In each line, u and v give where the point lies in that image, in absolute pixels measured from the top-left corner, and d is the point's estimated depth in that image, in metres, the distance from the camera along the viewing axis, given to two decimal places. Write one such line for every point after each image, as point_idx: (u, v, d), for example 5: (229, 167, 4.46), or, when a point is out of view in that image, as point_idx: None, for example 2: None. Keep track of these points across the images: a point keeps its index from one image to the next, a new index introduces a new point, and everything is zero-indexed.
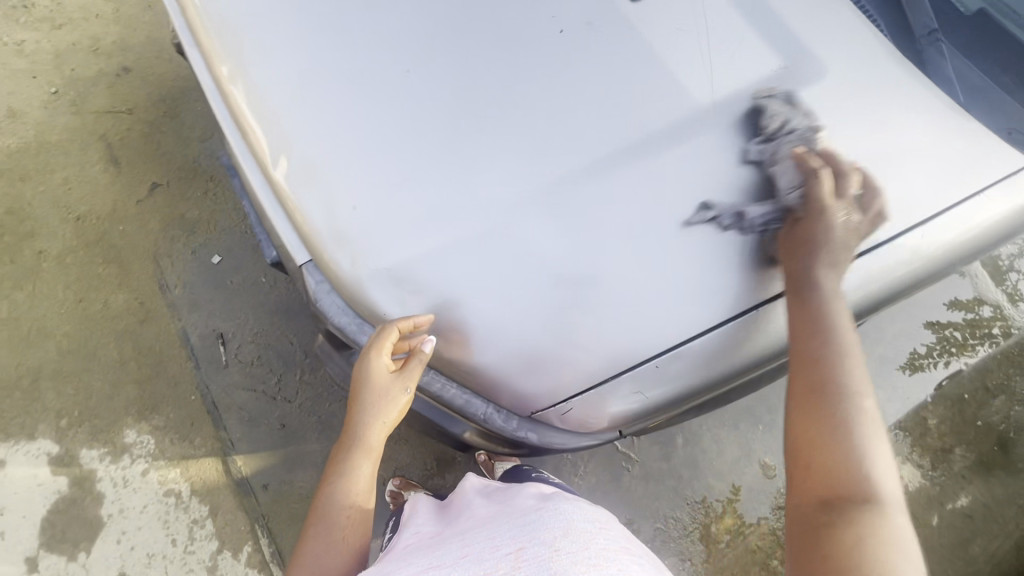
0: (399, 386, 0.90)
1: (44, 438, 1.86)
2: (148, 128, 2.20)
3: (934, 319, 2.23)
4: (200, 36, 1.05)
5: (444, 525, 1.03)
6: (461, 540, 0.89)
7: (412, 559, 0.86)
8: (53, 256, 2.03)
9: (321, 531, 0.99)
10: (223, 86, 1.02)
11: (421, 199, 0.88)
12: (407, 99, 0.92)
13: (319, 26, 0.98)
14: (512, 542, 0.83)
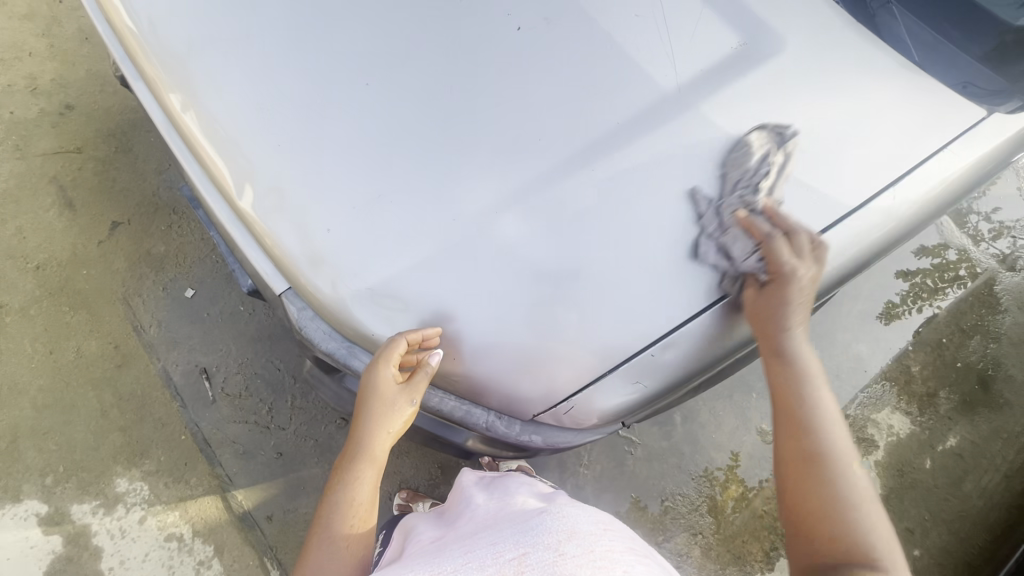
0: (406, 399, 0.87)
1: (31, 498, 1.79)
2: (101, 165, 2.12)
3: (906, 268, 2.29)
4: (145, 68, 1.01)
5: (443, 529, 1.01)
6: (463, 547, 0.87)
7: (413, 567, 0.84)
8: (16, 310, 1.94)
9: (325, 542, 0.97)
10: (176, 117, 0.98)
11: (398, 213, 0.86)
12: (371, 112, 0.89)
13: (269, 45, 0.94)
14: (515, 546, 0.82)
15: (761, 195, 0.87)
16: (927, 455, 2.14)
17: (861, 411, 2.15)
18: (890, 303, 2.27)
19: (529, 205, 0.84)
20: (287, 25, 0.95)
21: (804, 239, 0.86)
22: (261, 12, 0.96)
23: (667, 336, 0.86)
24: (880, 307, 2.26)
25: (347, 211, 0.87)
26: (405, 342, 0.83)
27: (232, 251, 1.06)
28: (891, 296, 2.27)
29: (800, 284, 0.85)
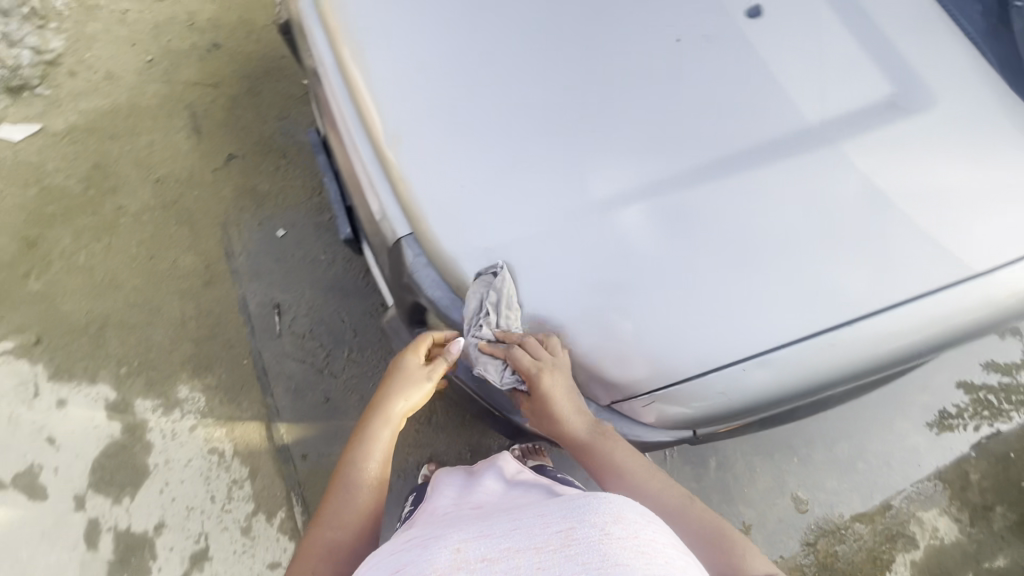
0: (425, 377, 1.09)
1: (104, 383, 1.94)
2: (231, 103, 2.32)
3: (967, 378, 2.17)
4: (326, 16, 1.12)
5: (481, 498, 1.03)
6: (507, 517, 0.86)
7: (464, 526, 0.85)
8: (131, 213, 2.13)
9: (343, 494, 1.03)
10: (344, 61, 1.07)
11: (529, 186, 0.91)
12: (524, 91, 0.96)
13: (443, 17, 1.04)
14: (561, 519, 0.78)
15: (489, 327, 0.92)
16: (970, 570, 2.00)
17: (906, 505, 2.05)
18: (944, 412, 2.15)
19: (656, 204, 0.88)
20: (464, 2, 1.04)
21: (533, 347, 0.89)
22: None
23: (765, 354, 0.87)
24: (932, 414, 2.14)
25: (482, 175, 0.93)
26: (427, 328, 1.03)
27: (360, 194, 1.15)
28: (947, 405, 2.16)
29: (549, 381, 0.89)
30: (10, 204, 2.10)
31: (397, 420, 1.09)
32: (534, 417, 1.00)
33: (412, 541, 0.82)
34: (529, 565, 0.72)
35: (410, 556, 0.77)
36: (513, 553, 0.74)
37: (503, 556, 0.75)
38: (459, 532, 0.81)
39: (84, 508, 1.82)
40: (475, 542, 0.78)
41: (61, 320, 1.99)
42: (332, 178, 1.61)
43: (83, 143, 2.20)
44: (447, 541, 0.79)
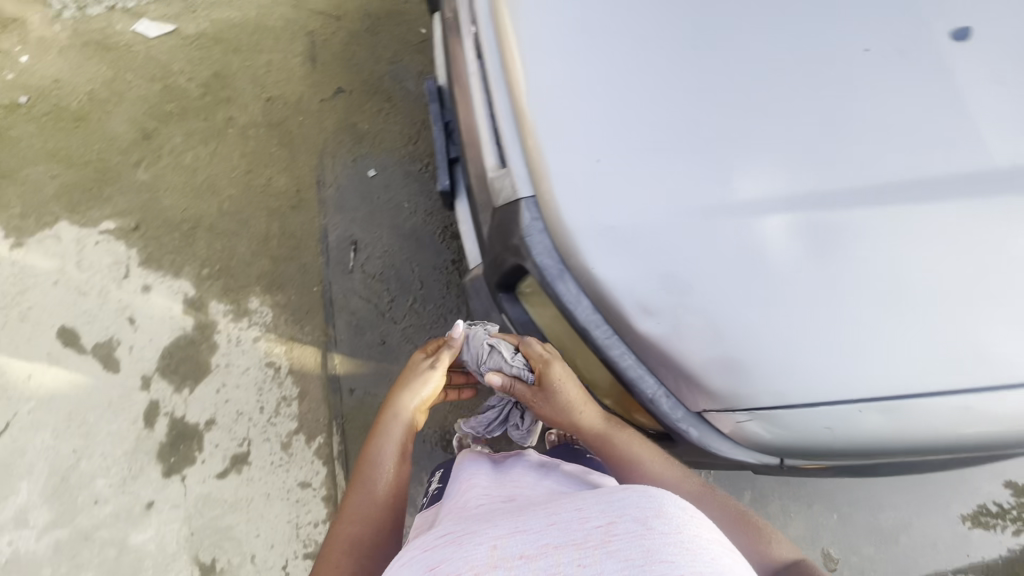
0: (432, 370, 1.21)
1: (185, 280, 2.05)
2: (349, 38, 2.35)
3: (1016, 479, 1.98)
4: None
5: (513, 491, 0.93)
6: (543, 509, 0.74)
7: (497, 521, 0.73)
8: (239, 125, 2.21)
9: (361, 488, 1.08)
10: (500, 10, 1.05)
11: (670, 171, 0.87)
12: (685, 73, 0.91)
13: None
14: (601, 512, 0.66)
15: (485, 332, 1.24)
16: None
17: None
18: (984, 509, 1.97)
19: (803, 217, 0.83)
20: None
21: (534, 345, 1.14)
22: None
23: (890, 400, 0.82)
24: (969, 508, 1.97)
25: (623, 150, 0.90)
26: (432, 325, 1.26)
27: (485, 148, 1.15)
28: (988, 502, 1.98)
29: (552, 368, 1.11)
30: (135, 95, 2.21)
31: (409, 414, 1.16)
32: (552, 414, 1.15)
33: (445, 536, 0.71)
34: (568, 563, 0.60)
35: (443, 554, 0.66)
36: (552, 549, 0.62)
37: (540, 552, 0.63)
38: (492, 529, 0.69)
39: (147, 389, 1.93)
40: (510, 537, 0.66)
41: (160, 213, 2.10)
42: (441, 128, 1.63)
43: (209, 51, 2.29)
44: (484, 537, 0.67)
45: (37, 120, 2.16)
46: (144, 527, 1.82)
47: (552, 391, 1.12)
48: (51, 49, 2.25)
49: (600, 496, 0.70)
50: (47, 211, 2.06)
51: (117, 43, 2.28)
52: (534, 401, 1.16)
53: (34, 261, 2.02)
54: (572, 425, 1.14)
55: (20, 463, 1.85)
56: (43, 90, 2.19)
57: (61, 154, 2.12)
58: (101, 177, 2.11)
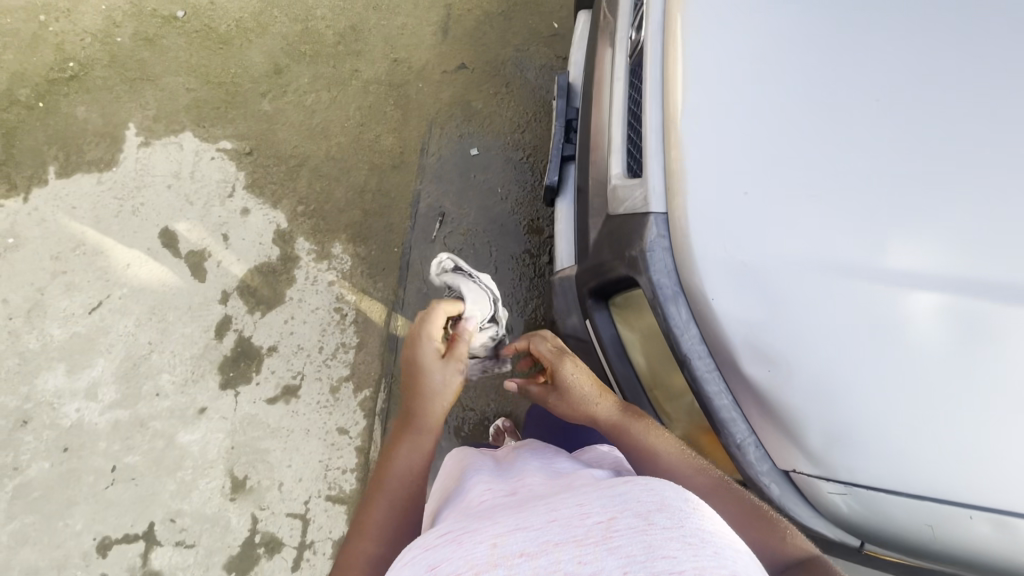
0: (451, 369, 1.13)
1: (281, 212, 2.15)
2: (484, 17, 2.37)
3: None
4: None
5: (515, 474, 0.89)
6: (540, 501, 0.70)
7: (496, 516, 0.67)
8: (362, 79, 2.28)
9: (384, 502, 0.99)
10: (674, 21, 1.03)
11: (820, 221, 0.85)
12: (859, 128, 0.88)
13: (804, 18, 0.96)
14: (600, 507, 0.62)
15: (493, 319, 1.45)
16: None
17: None
18: None
19: (953, 300, 0.80)
20: (834, 12, 0.96)
21: (541, 337, 1.15)
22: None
23: (1006, 515, 0.80)
24: None
25: (775, 191, 0.88)
26: (445, 313, 1.21)
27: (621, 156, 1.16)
28: None
29: (554, 354, 1.11)
30: (277, 31, 2.31)
31: (437, 424, 1.10)
32: (565, 409, 1.07)
33: (442, 535, 0.66)
34: (569, 561, 0.55)
35: (441, 555, 0.60)
36: (551, 547, 0.57)
37: (540, 550, 0.58)
38: (491, 525, 0.63)
39: (224, 304, 2.05)
40: (508, 534, 0.61)
41: (274, 144, 2.21)
42: (561, 124, 1.66)
43: (352, 4, 2.36)
44: (481, 534, 0.63)
45: (187, 36, 2.29)
46: (192, 429, 1.93)
47: (567, 384, 1.06)
48: None
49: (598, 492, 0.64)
50: (176, 119, 2.21)
51: None
52: (548, 396, 1.11)
53: (155, 162, 2.17)
54: (588, 419, 1.05)
55: (102, 340, 1.99)
56: (199, 9, 2.32)
57: (200, 70, 2.26)
58: (230, 100, 2.24)
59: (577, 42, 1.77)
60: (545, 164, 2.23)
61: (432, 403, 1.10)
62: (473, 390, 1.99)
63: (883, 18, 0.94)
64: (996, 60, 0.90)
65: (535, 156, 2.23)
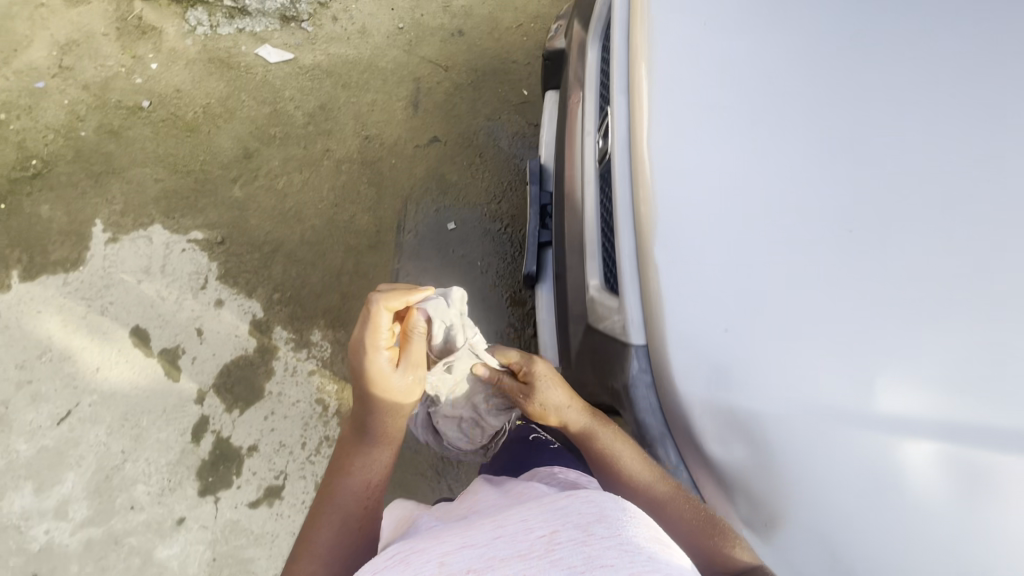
0: (403, 372, 1.07)
1: (256, 301, 2.09)
2: (454, 89, 2.36)
3: None
4: (636, 86, 1.05)
5: (471, 507, 0.87)
6: (488, 521, 0.68)
7: (444, 537, 0.66)
8: (334, 159, 2.25)
9: (332, 516, 1.04)
10: (639, 141, 1.00)
11: (807, 363, 0.81)
12: (839, 256, 0.85)
13: (772, 141, 0.93)
14: (543, 521, 0.60)
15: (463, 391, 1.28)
16: None
17: None
18: None
19: (950, 448, 0.77)
20: (803, 129, 0.93)
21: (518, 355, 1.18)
22: (782, 102, 0.95)
23: None
24: None
25: (757, 329, 0.84)
26: (385, 311, 1.03)
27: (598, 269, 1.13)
28: None
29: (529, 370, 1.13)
30: (245, 115, 2.28)
31: (396, 430, 1.12)
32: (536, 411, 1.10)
33: (387, 557, 0.63)
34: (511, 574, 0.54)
35: None
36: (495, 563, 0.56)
37: (481, 568, 0.56)
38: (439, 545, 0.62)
39: (201, 403, 1.97)
40: (454, 553, 0.60)
41: (246, 232, 2.16)
42: (536, 210, 1.63)
43: (320, 83, 2.33)
44: (427, 556, 0.61)
45: (153, 125, 2.25)
46: (170, 542, 1.83)
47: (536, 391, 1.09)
48: (178, 60, 2.31)
49: (544, 507, 0.63)
50: (144, 212, 2.16)
51: (238, 63, 2.32)
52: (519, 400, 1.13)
53: (124, 258, 2.11)
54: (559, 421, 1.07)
55: (72, 453, 1.90)
56: (164, 98, 2.27)
57: (168, 160, 2.22)
58: (200, 189, 2.20)
59: (547, 121, 1.74)
60: (523, 233, 2.20)
61: (385, 410, 1.09)
62: (464, 477, 1.93)
63: (852, 135, 0.91)
64: (972, 181, 0.87)
65: (513, 226, 2.20)
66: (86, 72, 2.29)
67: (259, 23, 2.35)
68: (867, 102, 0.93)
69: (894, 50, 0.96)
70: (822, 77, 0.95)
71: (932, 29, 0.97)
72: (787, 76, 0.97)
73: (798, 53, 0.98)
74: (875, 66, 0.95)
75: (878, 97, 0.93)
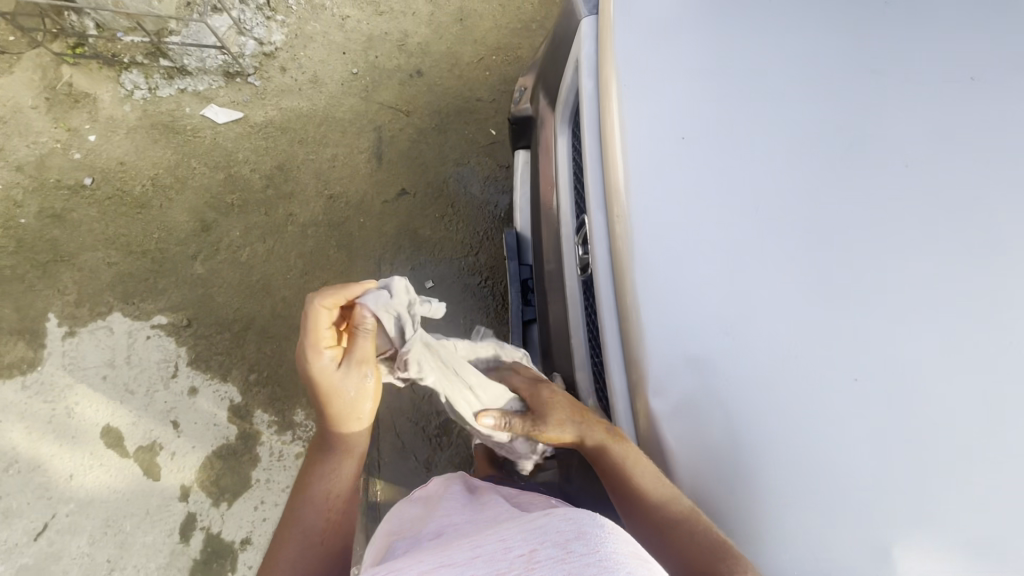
0: (354, 379, 0.98)
1: (232, 384, 1.99)
2: (417, 135, 2.24)
3: None
4: (614, 209, 0.97)
5: (451, 529, 0.93)
6: (469, 540, 0.74)
7: (427, 557, 0.70)
8: (299, 223, 2.13)
9: (295, 532, 1.02)
10: (623, 275, 0.93)
11: (824, 534, 0.77)
12: (850, 411, 0.79)
13: (767, 273, 0.86)
14: (522, 541, 0.67)
15: None
16: None
17: None
18: None
19: None
20: (800, 259, 0.86)
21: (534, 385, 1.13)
22: (776, 229, 0.88)
23: None
24: None
25: (766, 493, 0.80)
26: (325, 311, 0.94)
27: (593, 391, 1.08)
28: None
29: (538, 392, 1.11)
30: (197, 184, 2.13)
31: (360, 438, 1.08)
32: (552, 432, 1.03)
33: None
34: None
35: None
36: None
37: None
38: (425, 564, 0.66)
39: (185, 500, 1.88)
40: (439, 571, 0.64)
41: (213, 311, 2.04)
42: (517, 287, 1.55)
43: (274, 141, 2.19)
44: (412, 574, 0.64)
45: (100, 204, 2.10)
46: None
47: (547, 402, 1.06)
48: (118, 129, 2.15)
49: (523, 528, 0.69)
50: (101, 300, 2.03)
51: (183, 127, 2.17)
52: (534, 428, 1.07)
53: (85, 353, 1.98)
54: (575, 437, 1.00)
55: (54, 568, 1.81)
56: (108, 173, 2.12)
57: (120, 241, 2.08)
58: (158, 269, 2.07)
59: (519, 184, 1.65)
60: (504, 284, 2.12)
61: (341, 420, 1.03)
62: None
63: (853, 266, 0.85)
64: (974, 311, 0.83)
65: (494, 278, 2.12)
66: (17, 152, 2.11)
67: (202, 81, 2.19)
68: (865, 225, 0.87)
69: (886, 159, 0.89)
70: (815, 196, 0.88)
71: (926, 130, 0.90)
72: (778, 196, 0.89)
73: (788, 167, 0.90)
74: (869, 180, 0.88)
75: (877, 219, 0.87)
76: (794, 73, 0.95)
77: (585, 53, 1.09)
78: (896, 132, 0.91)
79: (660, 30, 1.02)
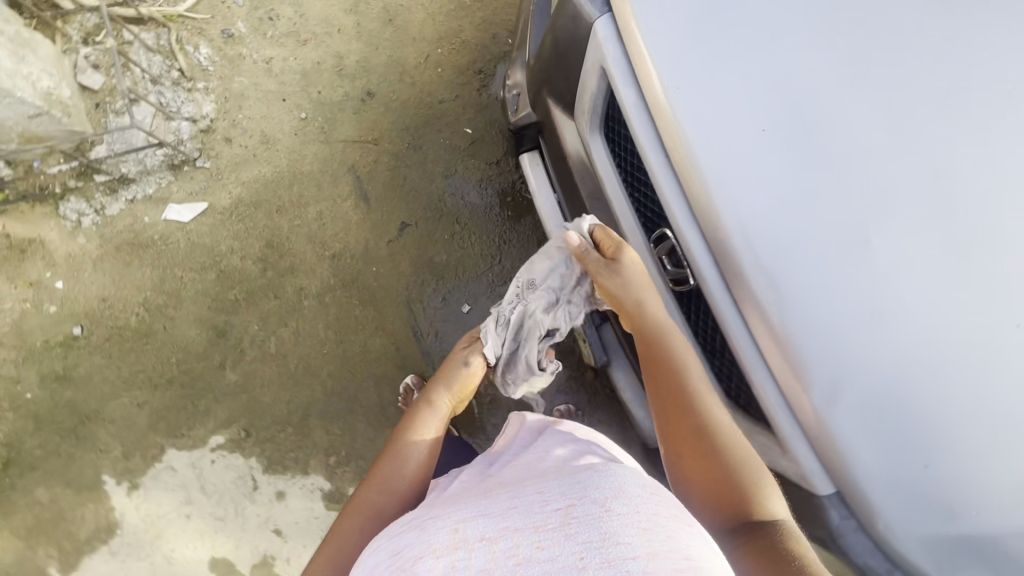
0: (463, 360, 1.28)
1: (317, 474, 1.94)
2: (395, 160, 2.09)
3: None
4: (718, 224, 0.93)
5: (485, 473, 0.90)
6: (503, 489, 0.73)
7: (461, 505, 0.71)
8: (313, 294, 2.01)
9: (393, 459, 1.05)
10: (747, 285, 0.92)
11: (1004, 469, 0.86)
12: (1014, 355, 0.86)
13: (909, 250, 0.89)
14: (560, 494, 0.65)
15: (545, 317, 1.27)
16: None
17: None
18: None
19: None
20: (930, 227, 0.89)
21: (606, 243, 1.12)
22: (898, 204, 0.90)
23: None
24: None
25: (959, 453, 0.86)
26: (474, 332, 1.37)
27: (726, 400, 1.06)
28: None
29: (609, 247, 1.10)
30: (193, 292, 1.98)
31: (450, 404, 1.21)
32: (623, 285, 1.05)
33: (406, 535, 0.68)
34: (526, 546, 0.59)
35: (407, 549, 0.64)
36: (509, 532, 0.61)
37: (497, 534, 0.61)
38: (459, 510, 0.67)
39: None
40: (469, 519, 0.65)
41: (264, 412, 1.96)
42: None
43: (252, 220, 2.02)
44: (441, 522, 0.66)
45: (101, 349, 1.94)
46: None
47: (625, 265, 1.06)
48: (83, 265, 1.96)
49: (561, 483, 0.67)
50: (149, 443, 1.93)
51: (151, 238, 1.98)
52: (605, 266, 1.07)
53: (158, 499, 1.91)
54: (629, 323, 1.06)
55: None
56: (94, 314, 1.95)
57: (140, 378, 1.94)
58: (192, 391, 1.95)
59: (534, 183, 1.48)
60: None
61: (443, 381, 1.23)
62: None
63: (976, 221, 0.90)
64: None
65: None
66: None
67: (149, 183, 1.99)
68: (958, 176, 0.91)
69: (953, 107, 0.93)
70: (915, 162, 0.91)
71: (963, 63, 0.95)
72: (883, 171, 0.91)
73: (889, 140, 0.91)
74: (940, 130, 0.92)
75: (971, 167, 0.91)
76: (837, 41, 0.95)
77: (612, 56, 1.02)
78: (945, 77, 0.94)
79: (705, 24, 0.98)
